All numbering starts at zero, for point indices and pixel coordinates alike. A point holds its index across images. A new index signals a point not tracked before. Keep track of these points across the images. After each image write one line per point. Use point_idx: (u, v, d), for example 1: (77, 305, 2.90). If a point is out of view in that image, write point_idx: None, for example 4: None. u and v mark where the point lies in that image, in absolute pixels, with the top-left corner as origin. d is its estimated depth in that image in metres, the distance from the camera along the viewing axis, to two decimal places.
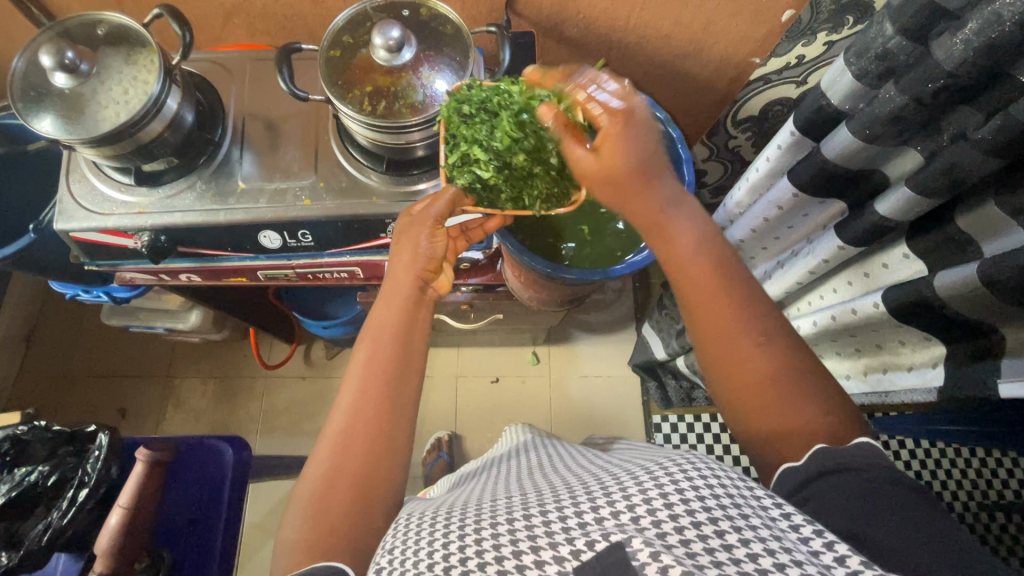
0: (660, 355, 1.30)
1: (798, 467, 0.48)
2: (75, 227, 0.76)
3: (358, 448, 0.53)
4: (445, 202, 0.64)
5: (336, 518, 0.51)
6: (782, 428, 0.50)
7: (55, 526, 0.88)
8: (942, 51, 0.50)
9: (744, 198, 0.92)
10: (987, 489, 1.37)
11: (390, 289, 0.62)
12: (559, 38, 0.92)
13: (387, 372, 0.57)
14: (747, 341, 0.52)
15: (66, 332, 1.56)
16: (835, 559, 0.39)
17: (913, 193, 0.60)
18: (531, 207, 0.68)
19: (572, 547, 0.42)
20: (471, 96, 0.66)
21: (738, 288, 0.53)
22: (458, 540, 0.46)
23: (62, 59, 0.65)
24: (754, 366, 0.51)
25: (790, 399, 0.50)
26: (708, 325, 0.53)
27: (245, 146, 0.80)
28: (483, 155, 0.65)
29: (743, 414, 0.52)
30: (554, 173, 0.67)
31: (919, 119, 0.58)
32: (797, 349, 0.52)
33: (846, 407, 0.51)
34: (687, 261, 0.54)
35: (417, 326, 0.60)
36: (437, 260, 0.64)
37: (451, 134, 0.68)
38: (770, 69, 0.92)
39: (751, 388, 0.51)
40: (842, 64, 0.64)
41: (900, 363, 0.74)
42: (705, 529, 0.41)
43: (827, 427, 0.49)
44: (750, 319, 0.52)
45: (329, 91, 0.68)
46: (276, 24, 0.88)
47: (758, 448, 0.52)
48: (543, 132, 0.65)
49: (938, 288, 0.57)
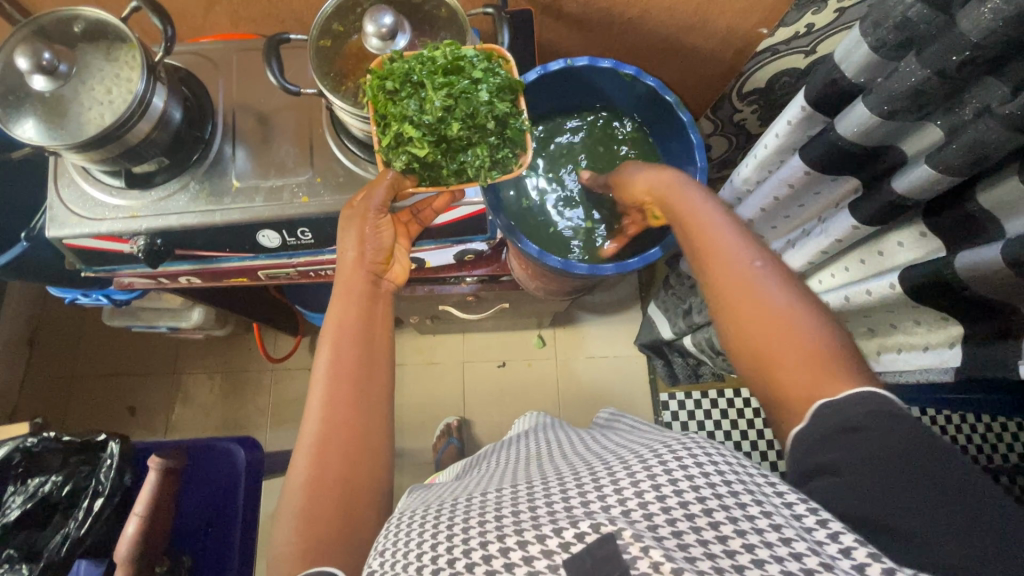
0: (667, 335, 1.29)
1: (806, 430, 0.51)
2: (67, 234, 0.74)
3: (336, 453, 0.59)
4: (384, 187, 0.65)
5: (322, 527, 0.56)
6: (784, 369, 0.53)
7: (73, 536, 0.90)
8: (968, 21, 0.48)
9: (751, 174, 0.89)
10: (992, 454, 1.38)
11: (343, 284, 0.66)
12: (557, 14, 0.88)
13: (353, 370, 0.63)
14: (748, 266, 0.58)
15: (69, 334, 1.55)
16: (842, 551, 0.41)
17: (933, 172, 0.58)
18: (477, 178, 0.64)
19: (560, 540, 0.44)
20: (394, 70, 0.61)
21: (736, 226, 0.62)
22: (446, 541, 0.48)
23: (39, 60, 0.61)
24: (755, 289, 0.57)
25: (792, 334, 0.53)
26: (710, 247, 0.61)
27: (237, 141, 0.77)
28: (416, 131, 0.60)
29: (744, 352, 0.56)
30: (494, 140, 0.63)
31: (941, 93, 0.55)
32: (798, 289, 0.56)
33: (852, 350, 0.53)
34: (686, 197, 0.65)
35: (377, 320, 0.67)
36: (386, 251, 0.69)
37: (379, 114, 0.62)
38: (779, 39, 0.88)
39: (754, 320, 0.55)
40: (858, 35, 0.61)
41: (915, 343, 0.73)
42: (699, 521, 0.44)
43: (833, 363, 0.52)
44: (749, 249, 0.59)
45: (321, 84, 0.65)
46: (261, 10, 0.84)
47: (774, 404, 0.55)
48: (474, 97, 0.61)
49: (959, 270, 0.56)
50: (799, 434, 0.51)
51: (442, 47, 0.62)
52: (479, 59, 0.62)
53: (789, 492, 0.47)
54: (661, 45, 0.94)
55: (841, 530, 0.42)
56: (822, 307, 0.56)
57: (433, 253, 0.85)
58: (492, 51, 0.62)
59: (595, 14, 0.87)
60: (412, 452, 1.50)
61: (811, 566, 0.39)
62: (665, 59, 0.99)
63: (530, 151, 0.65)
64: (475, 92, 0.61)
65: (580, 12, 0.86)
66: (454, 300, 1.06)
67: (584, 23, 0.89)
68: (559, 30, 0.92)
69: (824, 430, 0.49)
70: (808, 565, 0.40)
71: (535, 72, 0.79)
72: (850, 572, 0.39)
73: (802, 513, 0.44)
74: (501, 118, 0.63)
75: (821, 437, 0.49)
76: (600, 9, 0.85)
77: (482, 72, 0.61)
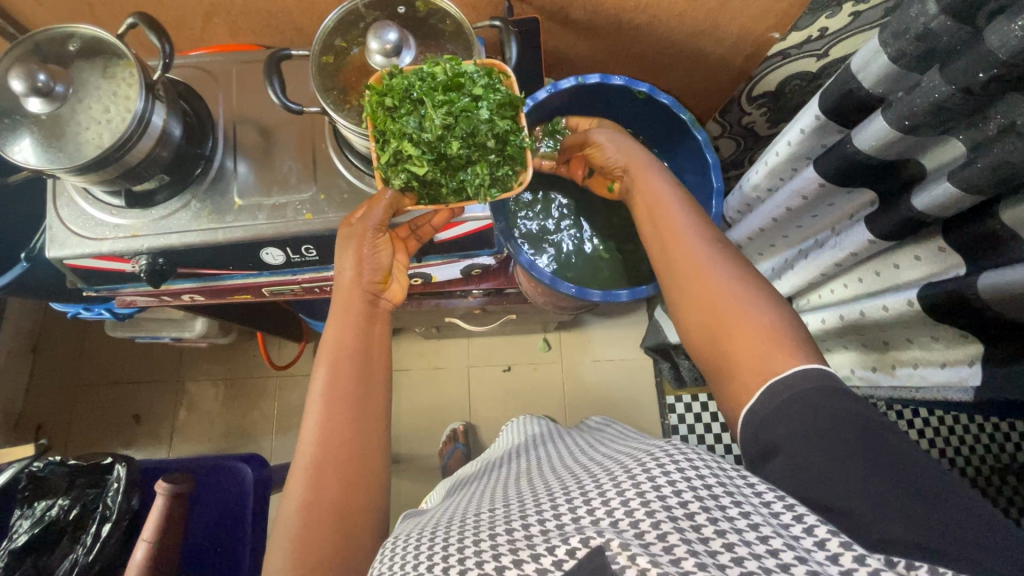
0: (674, 339, 1.28)
1: (755, 408, 0.53)
2: (68, 254, 0.73)
3: (333, 475, 0.58)
4: (383, 208, 0.62)
5: (319, 550, 0.55)
6: (730, 338, 0.57)
7: (82, 562, 0.90)
8: (996, 37, 0.46)
9: (761, 181, 0.87)
10: (999, 454, 1.38)
11: (341, 304, 0.65)
12: (563, 21, 0.86)
13: (350, 394, 0.62)
14: (700, 250, 0.62)
15: (72, 344, 1.54)
16: (816, 542, 0.42)
17: (956, 190, 0.56)
18: (476, 198, 0.63)
19: (554, 558, 0.44)
20: (393, 87, 0.59)
21: (689, 210, 0.66)
22: (441, 561, 0.48)
23: (35, 82, 0.60)
24: (703, 269, 0.61)
25: (738, 307, 0.57)
26: (663, 229, 0.65)
27: (239, 156, 0.76)
28: (415, 150, 0.59)
29: (701, 336, 0.60)
30: (493, 158, 0.62)
31: (965, 108, 0.53)
32: (745, 266, 0.60)
33: (797, 324, 0.56)
34: (645, 182, 0.70)
35: (374, 341, 0.66)
36: (384, 271, 0.68)
37: (378, 130, 0.60)
38: (790, 43, 0.86)
39: (702, 294, 0.60)
40: (876, 46, 0.59)
41: (933, 359, 0.71)
42: (682, 523, 0.44)
43: (780, 335, 0.55)
44: (700, 232, 0.64)
45: (323, 101, 0.63)
46: (260, 21, 0.82)
47: (725, 380, 0.57)
48: (474, 115, 0.59)
49: (982, 290, 0.55)
50: (751, 407, 0.54)
51: (443, 63, 0.60)
52: (479, 75, 0.60)
53: (766, 490, 0.48)
54: (670, 50, 0.92)
55: (816, 522, 0.43)
56: (769, 285, 0.59)
57: (440, 267, 0.83)
58: (494, 67, 0.60)
59: (602, 20, 0.84)
60: (418, 458, 1.50)
61: (787, 561, 0.40)
62: (673, 64, 0.96)
63: (530, 168, 0.63)
64: (476, 110, 0.59)
65: (587, 18, 0.84)
66: (460, 311, 1.05)
67: (590, 29, 0.87)
68: (565, 36, 0.90)
69: (776, 402, 0.52)
70: (785, 561, 0.40)
71: (546, 91, 0.78)
72: (824, 563, 0.41)
73: (776, 505, 0.46)
74: (501, 135, 0.61)
75: (773, 410, 0.52)
76: (607, 15, 0.83)
77: (482, 89, 0.59)
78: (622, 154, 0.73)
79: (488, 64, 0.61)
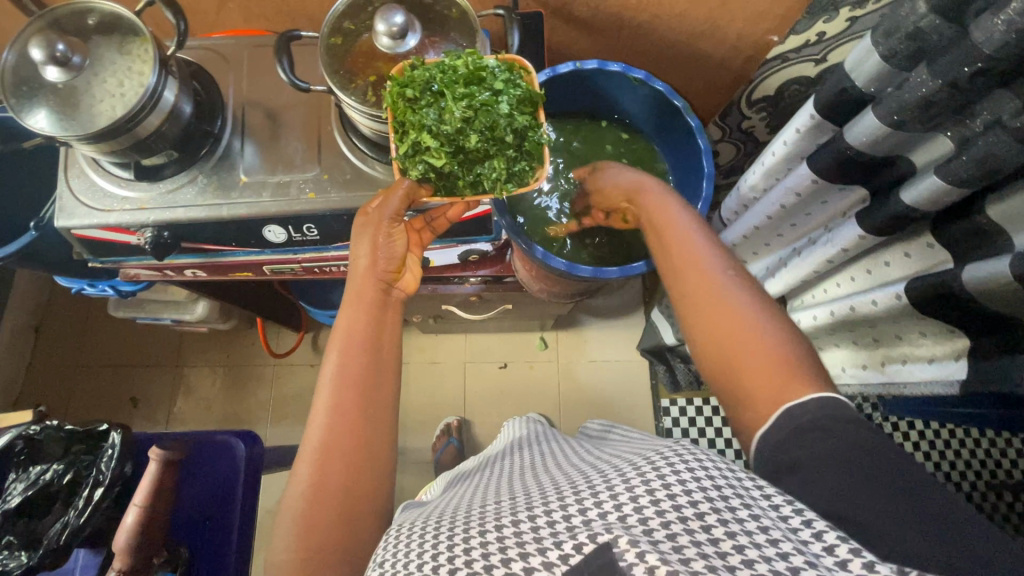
0: (668, 341, 1.28)
1: (767, 434, 0.52)
2: (76, 224, 0.74)
3: (339, 462, 0.59)
4: (400, 197, 0.64)
5: (322, 535, 0.56)
6: (745, 368, 0.55)
7: (72, 524, 0.91)
8: (981, 32, 0.47)
9: (758, 182, 0.89)
10: (991, 469, 1.39)
11: (355, 293, 0.66)
12: (567, 17, 0.88)
13: (361, 377, 0.62)
14: (715, 275, 0.60)
15: (73, 323, 1.57)
16: (825, 548, 0.42)
17: (942, 183, 0.57)
18: (493, 190, 0.64)
19: (560, 552, 0.44)
20: (414, 78, 0.61)
21: (699, 240, 0.63)
22: (447, 551, 0.48)
23: (53, 52, 0.62)
24: (720, 297, 0.59)
25: (752, 336, 0.56)
26: (678, 261, 0.63)
27: (246, 136, 0.78)
28: (433, 141, 0.60)
29: (718, 369, 0.57)
30: (511, 153, 0.63)
31: (953, 104, 0.55)
32: (761, 292, 0.59)
33: (810, 355, 0.55)
34: (663, 214, 0.67)
35: (386, 327, 0.66)
36: (398, 261, 0.68)
37: (398, 122, 0.62)
38: (788, 47, 0.87)
39: (715, 322, 0.58)
40: (869, 45, 0.60)
41: (920, 354, 0.73)
42: (692, 525, 0.44)
43: (796, 366, 0.54)
44: (712, 259, 0.62)
45: (331, 81, 0.65)
46: (273, 8, 0.85)
47: (738, 407, 0.56)
48: (495, 111, 0.60)
49: (965, 281, 0.56)
50: (762, 433, 0.53)
51: (463, 57, 0.62)
52: (500, 70, 0.62)
53: (776, 495, 0.48)
54: (670, 50, 0.94)
55: (825, 528, 0.43)
56: (778, 309, 0.58)
57: (438, 252, 0.85)
58: (515, 63, 0.63)
59: (604, 17, 0.87)
60: (411, 451, 1.51)
61: (798, 565, 0.40)
62: (674, 64, 0.99)
63: (547, 164, 0.65)
64: (495, 105, 0.61)
65: (590, 15, 0.87)
66: (457, 299, 1.07)
67: (593, 26, 0.89)
68: (569, 32, 0.92)
69: (824, 435, 0.49)
70: (795, 564, 0.40)
71: (544, 74, 0.81)
72: (832, 568, 0.40)
73: (790, 515, 0.45)
74: (519, 130, 0.62)
75: (788, 435, 0.51)
76: (610, 12, 0.85)
77: (502, 83, 0.61)
78: (630, 186, 0.72)
79: (508, 59, 0.65)
